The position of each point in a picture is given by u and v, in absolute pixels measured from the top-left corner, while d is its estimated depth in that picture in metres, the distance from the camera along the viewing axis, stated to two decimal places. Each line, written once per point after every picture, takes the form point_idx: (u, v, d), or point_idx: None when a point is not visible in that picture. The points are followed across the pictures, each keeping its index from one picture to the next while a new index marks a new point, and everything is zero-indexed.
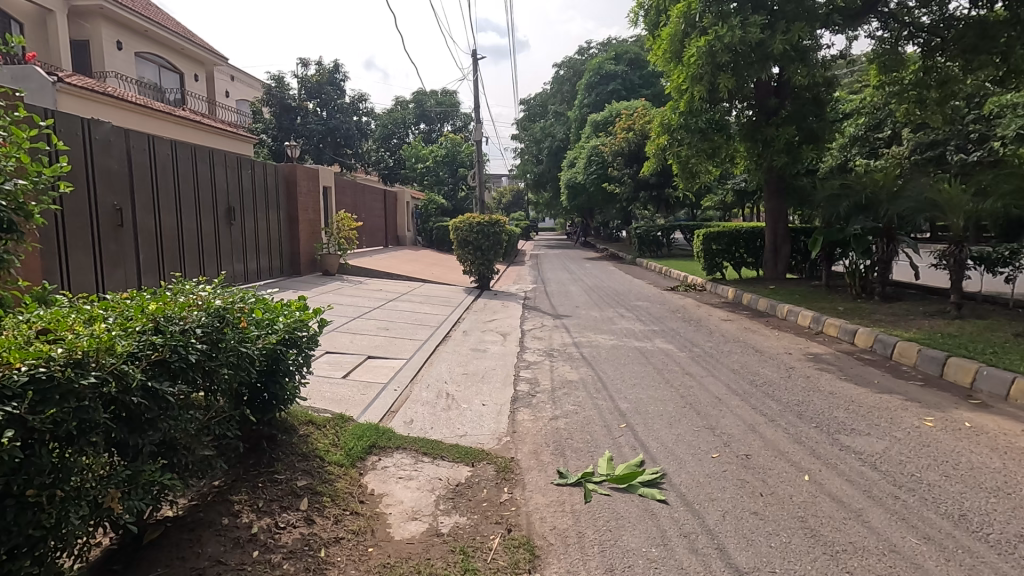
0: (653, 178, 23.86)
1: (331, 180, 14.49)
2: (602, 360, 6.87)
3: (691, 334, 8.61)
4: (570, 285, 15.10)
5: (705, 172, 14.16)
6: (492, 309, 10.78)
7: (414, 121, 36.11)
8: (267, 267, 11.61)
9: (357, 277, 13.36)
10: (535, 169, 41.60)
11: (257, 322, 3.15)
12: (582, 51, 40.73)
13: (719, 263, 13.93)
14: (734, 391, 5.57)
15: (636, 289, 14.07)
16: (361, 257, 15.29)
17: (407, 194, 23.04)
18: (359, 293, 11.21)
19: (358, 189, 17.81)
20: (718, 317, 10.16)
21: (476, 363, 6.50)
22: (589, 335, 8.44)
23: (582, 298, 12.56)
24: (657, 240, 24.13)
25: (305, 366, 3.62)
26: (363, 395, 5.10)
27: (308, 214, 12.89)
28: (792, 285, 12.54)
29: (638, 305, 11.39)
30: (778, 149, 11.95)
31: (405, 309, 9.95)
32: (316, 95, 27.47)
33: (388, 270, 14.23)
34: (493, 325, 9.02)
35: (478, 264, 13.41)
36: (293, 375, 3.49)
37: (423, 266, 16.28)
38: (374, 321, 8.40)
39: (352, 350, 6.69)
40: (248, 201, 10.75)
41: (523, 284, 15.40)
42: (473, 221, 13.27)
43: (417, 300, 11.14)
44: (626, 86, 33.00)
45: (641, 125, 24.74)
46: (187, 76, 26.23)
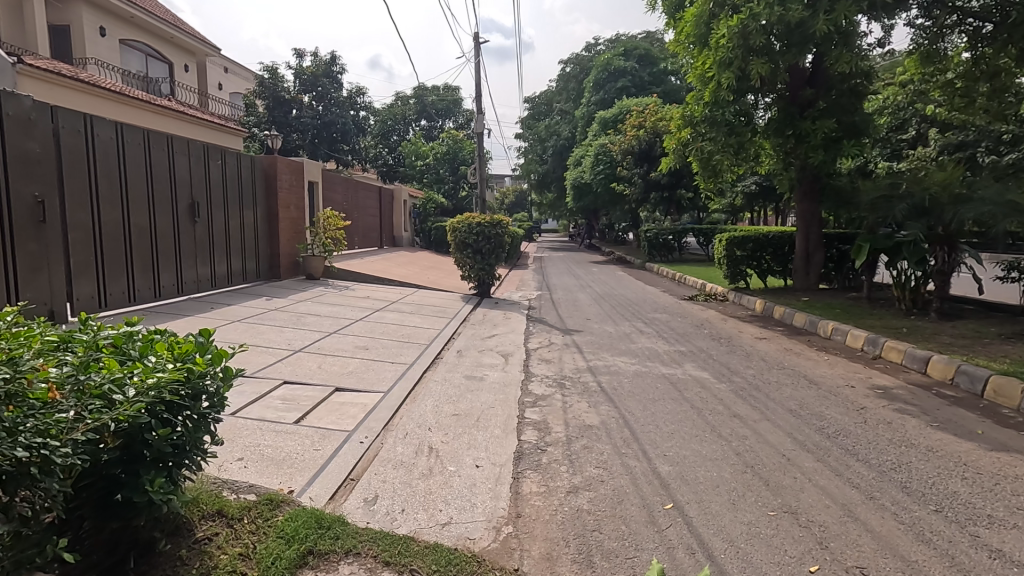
0: (665, 178, 22.56)
1: (318, 174, 13.23)
2: (625, 394, 5.59)
3: (726, 356, 7.32)
4: (578, 293, 13.83)
5: (728, 171, 12.85)
6: (492, 321, 9.50)
7: (415, 118, 34.85)
8: (242, 270, 10.28)
9: (343, 282, 12.08)
10: (539, 169, 40.37)
11: (82, 399, 1.96)
12: (589, 48, 39.51)
13: (742, 271, 12.65)
14: (806, 446, 4.28)
15: (652, 299, 12.78)
16: (350, 259, 14.03)
17: (404, 192, 21.78)
18: (343, 301, 9.93)
19: (351, 186, 16.51)
20: (751, 335, 8.85)
21: (471, 398, 5.22)
22: (606, 357, 7.16)
23: (594, 308, 11.27)
24: (668, 244, 22.84)
25: (201, 441, 2.35)
26: (316, 452, 3.81)
27: (290, 211, 11.65)
28: (827, 296, 11.24)
29: (657, 319, 10.11)
30: (815, 144, 10.64)
31: (393, 321, 8.68)
32: (312, 87, 26.20)
33: (378, 275, 12.97)
34: (492, 343, 7.75)
35: (477, 269, 12.13)
36: (175, 460, 2.23)
37: (418, 270, 15.01)
38: (352, 338, 7.14)
39: (319, 378, 5.42)
40: (218, 195, 9.45)
41: (527, 291, 14.11)
42: (473, 221, 12.01)
43: (408, 309, 9.87)
44: (635, 83, 31.72)
45: (652, 122, 23.44)
46: (176, 67, 25.08)
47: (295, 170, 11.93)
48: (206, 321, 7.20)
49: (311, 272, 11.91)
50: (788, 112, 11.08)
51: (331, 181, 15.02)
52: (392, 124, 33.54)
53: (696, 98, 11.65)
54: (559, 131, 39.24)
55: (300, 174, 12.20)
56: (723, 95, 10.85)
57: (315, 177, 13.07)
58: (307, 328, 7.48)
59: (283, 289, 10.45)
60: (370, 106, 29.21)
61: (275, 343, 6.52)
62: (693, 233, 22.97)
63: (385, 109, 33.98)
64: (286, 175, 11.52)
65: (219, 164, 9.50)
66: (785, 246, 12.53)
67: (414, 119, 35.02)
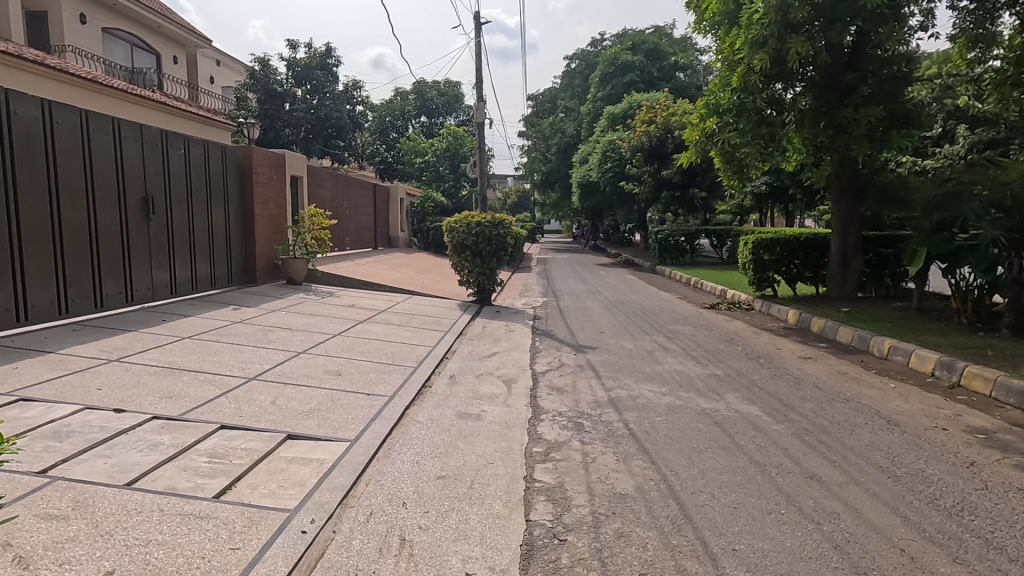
0: (677, 176, 21.32)
1: (302, 168, 12.06)
2: (661, 440, 4.38)
3: (772, 383, 6.10)
4: (588, 300, 12.61)
5: (755, 167, 11.62)
6: (492, 335, 8.28)
7: (414, 113, 33.66)
8: (210, 275, 9.05)
9: (327, 288, 10.88)
10: (543, 168, 39.22)
11: None
12: (595, 43, 38.27)
13: (770, 277, 11.42)
14: (927, 535, 3.06)
15: (670, 309, 11.56)
16: (338, 261, 12.85)
17: (401, 189, 20.57)
18: (322, 311, 8.72)
19: (341, 183, 15.32)
20: (793, 354, 7.63)
21: (463, 450, 4.01)
22: (629, 384, 5.94)
23: (607, 319, 10.05)
24: (680, 246, 21.63)
25: None
26: (232, 554, 2.58)
27: (267, 207, 10.47)
28: (869, 306, 10.00)
29: (680, 332, 8.90)
30: (858, 135, 9.42)
31: (376, 336, 7.48)
32: (306, 81, 25.08)
33: (367, 279, 11.76)
34: (492, 364, 6.53)
35: (476, 273, 10.92)
36: None
37: (413, 274, 13.79)
38: (324, 360, 5.94)
39: (269, 419, 4.22)
40: (180, 189, 8.26)
41: (531, 297, 12.90)
42: (472, 220, 10.82)
43: (397, 320, 8.67)
44: (644, 78, 30.45)
45: (663, 117, 22.22)
46: (165, 59, 23.97)
47: (273, 163, 10.76)
48: (150, 337, 6.01)
49: (292, 277, 10.72)
50: (825, 99, 9.86)
51: (319, 176, 13.84)
52: (391, 119, 32.91)
53: (723, 84, 10.43)
54: (563, 129, 38.00)
55: (281, 167, 11.05)
56: (754, 78, 9.62)
57: (298, 171, 11.89)
58: (271, 346, 6.28)
59: (256, 296, 9.23)
60: (367, 100, 28.04)
61: (226, 366, 5.33)
62: (707, 234, 21.71)
63: (384, 105, 32.83)
64: (262, 166, 10.33)
65: (182, 153, 8.32)
66: (818, 249, 11.27)
67: (414, 115, 33.85)
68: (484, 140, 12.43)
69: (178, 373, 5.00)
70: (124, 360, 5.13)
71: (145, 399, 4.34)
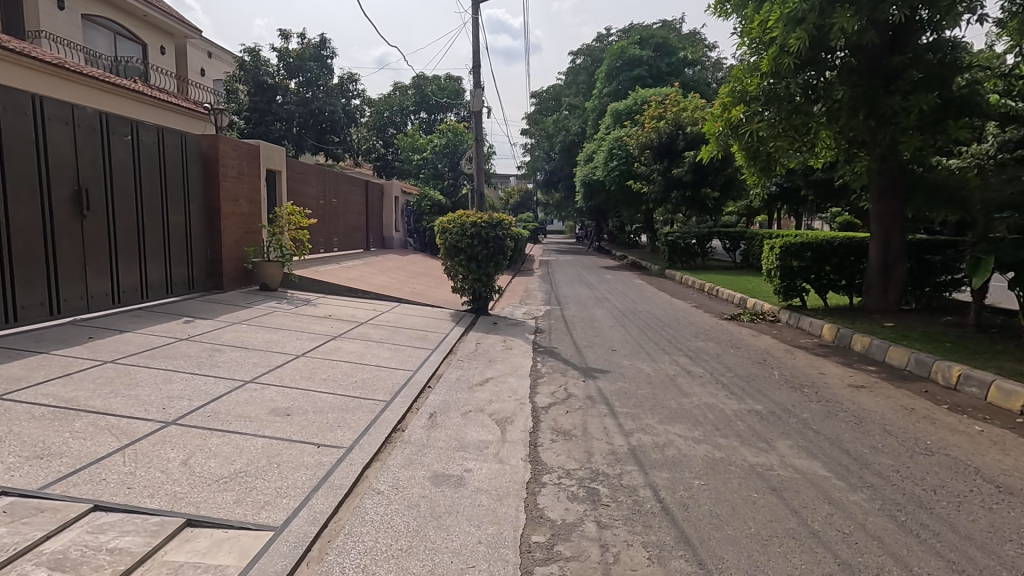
0: (688, 175, 20.18)
1: (281, 161, 10.92)
2: (707, 523, 3.19)
3: (829, 424, 4.92)
4: (596, 309, 11.43)
5: (782, 163, 10.46)
6: (486, 353, 7.13)
7: (413, 109, 32.51)
8: (166, 280, 7.92)
9: (305, 295, 9.73)
10: (547, 167, 38.13)
11: None
12: (600, 38, 37.14)
13: (798, 285, 10.26)
14: None
15: (687, 321, 10.37)
16: (320, 265, 11.70)
17: (396, 186, 19.44)
18: (291, 323, 7.56)
19: (329, 179, 14.14)
20: (841, 381, 6.46)
21: (433, 546, 2.84)
22: (653, 425, 4.78)
23: (618, 334, 8.89)
24: (690, 249, 20.48)
25: None
26: None
27: (237, 203, 9.36)
28: (916, 320, 8.82)
29: (703, 352, 7.71)
30: (908, 125, 8.23)
31: (348, 355, 6.32)
32: (298, 73, 23.86)
33: (351, 285, 10.61)
34: (483, 396, 5.37)
35: (471, 279, 9.74)
36: None
37: (403, 278, 12.64)
38: (274, 392, 4.78)
39: (172, 491, 3.08)
40: (126, 181, 7.13)
41: (532, 305, 11.76)
42: (467, 220, 9.68)
43: (378, 334, 7.52)
44: (652, 73, 29.29)
45: (674, 113, 21.09)
46: (151, 49, 22.90)
47: (245, 155, 9.63)
48: (62, 362, 4.87)
49: (266, 281, 9.61)
50: (866, 85, 8.71)
51: (302, 171, 12.68)
52: (389, 115, 32.04)
53: (751, 69, 9.26)
54: (567, 127, 36.87)
55: (255, 158, 9.93)
56: (788, 61, 8.46)
57: (275, 164, 10.75)
58: (213, 371, 5.13)
59: (219, 304, 8.09)
60: (364, 94, 26.89)
61: (143, 404, 4.18)
62: (719, 236, 20.51)
63: (382, 100, 31.75)
64: (232, 157, 9.20)
65: (128, 140, 7.18)
66: (854, 255, 10.09)
67: (413, 111, 32.69)
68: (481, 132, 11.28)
69: (75, 416, 3.86)
70: (6, 399, 3.96)
71: (5, 460, 3.18)
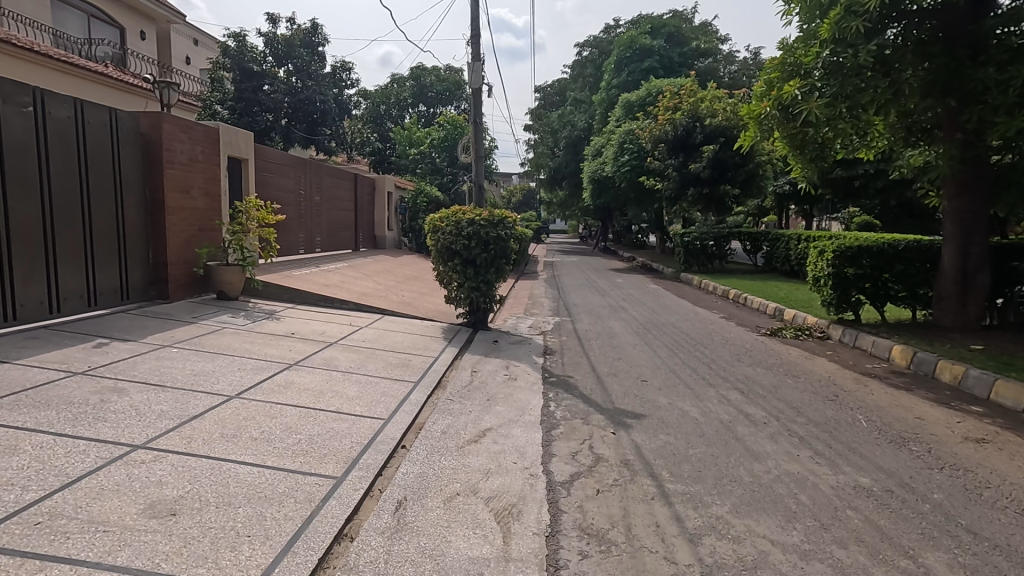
0: (706, 171, 18.66)
1: (248, 148, 9.36)
2: None
3: (983, 517, 3.36)
4: (612, 322, 9.87)
5: (836, 153, 8.88)
6: (484, 388, 5.58)
7: (411, 102, 30.90)
8: (87, 291, 6.38)
9: (269, 306, 8.17)
10: (550, 163, 36.63)
11: None
12: (608, 29, 35.59)
13: (853, 296, 8.71)
14: None
15: (722, 339, 8.80)
16: (294, 269, 10.15)
17: (389, 181, 17.89)
18: (238, 344, 6.02)
19: (309, 170, 12.58)
20: (949, 429, 4.91)
21: None
22: (727, 520, 3.22)
23: (645, 356, 7.34)
24: (707, 250, 18.94)
25: None
26: None
27: (187, 196, 7.81)
28: (1008, 341, 7.26)
29: (756, 385, 6.14)
30: (1003, 104, 6.65)
31: (300, 393, 4.77)
32: (287, 60, 22.27)
33: (327, 293, 9.05)
34: (478, 464, 3.82)
35: (467, 287, 8.19)
36: None
37: (391, 284, 11.08)
38: (167, 468, 3.23)
39: None
40: (25, 165, 5.60)
41: (537, 316, 10.23)
42: (462, 218, 8.16)
43: (350, 359, 5.98)
44: (663, 63, 27.72)
45: (690, 103, 19.49)
46: (130, 33, 21.39)
47: (198, 139, 8.07)
48: None
49: (223, 289, 8.07)
50: (948, 56, 7.13)
51: (275, 160, 11.13)
52: (385, 108, 30.45)
53: (806, 37, 7.67)
54: (573, 122, 35.31)
55: (213, 144, 8.38)
56: (858, 23, 6.86)
57: (241, 152, 9.19)
58: (90, 430, 3.58)
59: (154, 319, 6.54)
60: (357, 84, 25.30)
61: None
62: (739, 237, 18.92)
63: (378, 91, 30.21)
64: (179, 140, 7.64)
65: (29, 112, 5.66)
66: (922, 262, 8.53)
67: (411, 103, 31.09)
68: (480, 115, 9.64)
69: None
70: None
71: None
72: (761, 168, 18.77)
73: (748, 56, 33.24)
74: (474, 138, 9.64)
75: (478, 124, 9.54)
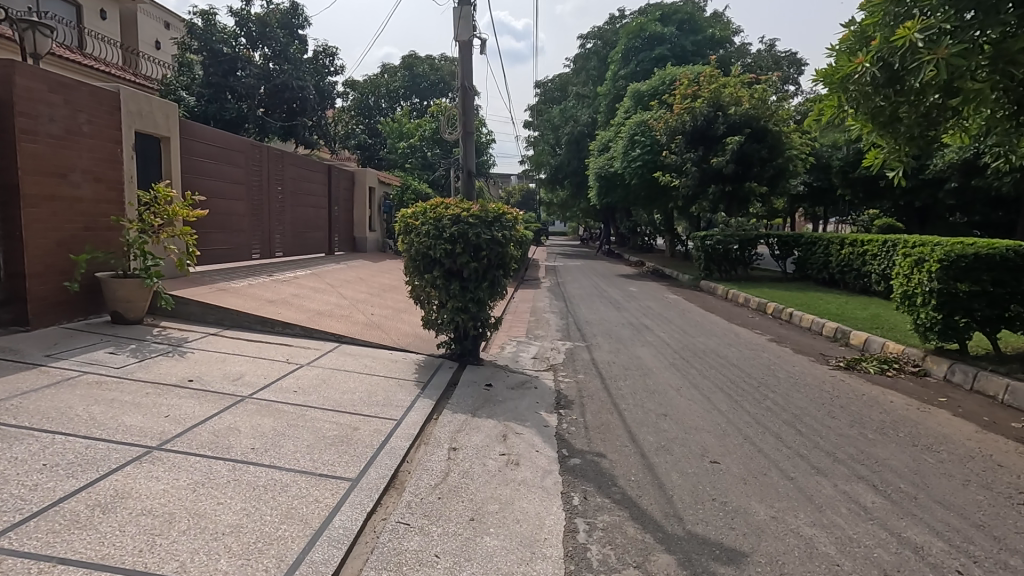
0: (730, 166, 16.66)
1: (168, 124, 7.21)
2: None
3: None
4: (638, 349, 7.73)
5: (939, 133, 6.76)
6: (467, 490, 3.40)
7: (402, 93, 28.82)
8: None
9: (181, 333, 6.00)
10: (552, 161, 34.58)
11: None
12: (613, 20, 33.53)
13: (965, 322, 6.56)
14: None
15: (789, 377, 6.65)
16: (233, 280, 7.98)
17: (372, 175, 15.78)
18: (83, 406, 3.84)
19: (266, 159, 10.45)
20: None
21: None
22: None
23: (701, 411, 5.18)
24: (731, 255, 16.84)
25: None
26: None
27: (63, 181, 5.65)
28: None
29: (888, 471, 3.96)
30: None
31: (124, 529, 2.59)
32: (262, 42, 20.07)
33: (267, 312, 6.87)
34: None
35: (451, 309, 6.03)
36: None
37: (361, 298, 8.91)
38: None
39: None
40: None
41: (542, 340, 8.07)
42: (444, 216, 6.01)
43: (259, 433, 3.82)
44: (676, 52, 25.64)
45: (711, 90, 17.38)
46: (88, 11, 19.23)
47: (85, 104, 5.90)
48: None
49: (117, 309, 5.91)
50: None
51: (217, 143, 8.97)
52: (374, 100, 28.34)
53: None
54: (576, 117, 33.27)
55: (110, 112, 6.20)
56: None
57: (157, 128, 7.01)
58: None
59: None
60: (343, 72, 23.18)
61: None
62: (767, 240, 16.85)
63: (366, 82, 28.06)
64: (48, 103, 5.47)
65: None
66: None
67: (402, 95, 29.00)
68: (470, 81, 7.48)
69: None
70: None
71: None
72: (790, 163, 16.98)
73: (761, 48, 31.35)
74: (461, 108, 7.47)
75: (466, 92, 7.38)
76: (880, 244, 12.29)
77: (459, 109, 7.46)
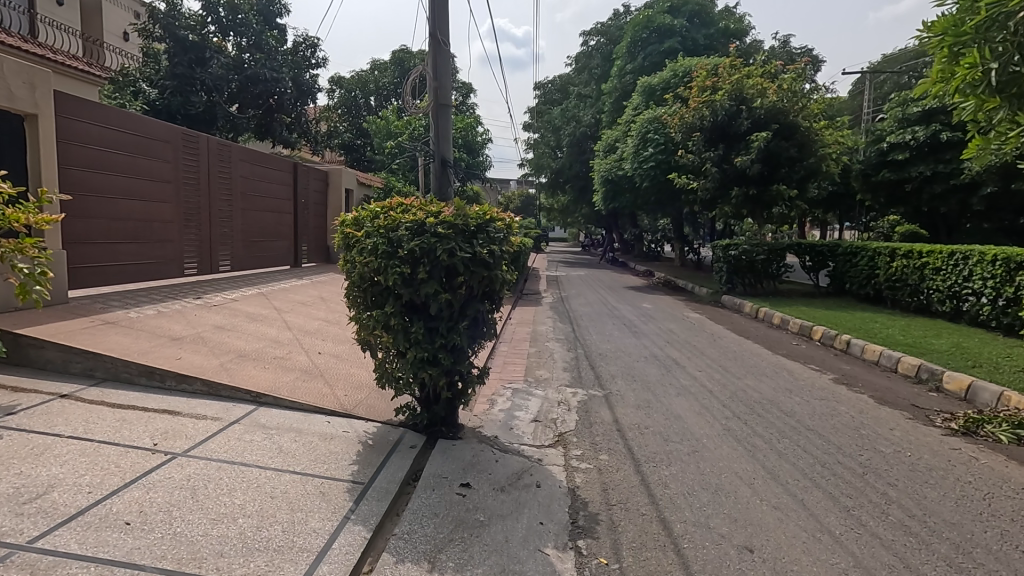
0: (756, 165, 14.77)
1: (34, 96, 5.29)
2: None
3: None
4: (675, 401, 5.76)
5: None
6: None
7: (393, 91, 26.99)
8: None
9: (10, 398, 4.02)
10: (552, 165, 32.81)
11: None
12: (617, 15, 31.79)
13: None
14: None
15: (899, 451, 4.69)
16: (136, 309, 6.01)
17: (349, 175, 13.84)
18: None
19: (207, 151, 8.53)
20: None
21: None
22: None
23: (806, 542, 3.18)
24: (757, 267, 14.91)
25: None
26: None
27: None
28: None
29: None
30: None
31: None
32: (234, 31, 18.18)
33: (161, 357, 4.89)
34: None
35: (412, 361, 4.07)
36: None
37: (312, 327, 6.94)
38: None
39: None
40: None
41: (544, 388, 6.12)
42: (400, 222, 4.06)
43: None
44: (687, 46, 23.71)
45: (733, 80, 15.39)
46: None
47: None
48: None
49: None
50: None
51: (130, 129, 7.01)
52: (362, 97, 26.47)
53: None
54: (578, 117, 31.51)
55: None
56: None
57: (15, 100, 5.09)
58: None
59: None
60: (325, 65, 21.28)
61: None
62: (797, 251, 14.91)
63: (353, 78, 26.17)
64: None
65: None
66: None
67: (392, 93, 27.10)
68: (441, 30, 5.58)
69: None
70: None
71: None
72: (822, 163, 15.06)
73: (774, 44, 29.44)
74: (431, 69, 5.56)
75: (438, 46, 5.47)
76: (945, 255, 10.31)
77: (429, 68, 5.56)
